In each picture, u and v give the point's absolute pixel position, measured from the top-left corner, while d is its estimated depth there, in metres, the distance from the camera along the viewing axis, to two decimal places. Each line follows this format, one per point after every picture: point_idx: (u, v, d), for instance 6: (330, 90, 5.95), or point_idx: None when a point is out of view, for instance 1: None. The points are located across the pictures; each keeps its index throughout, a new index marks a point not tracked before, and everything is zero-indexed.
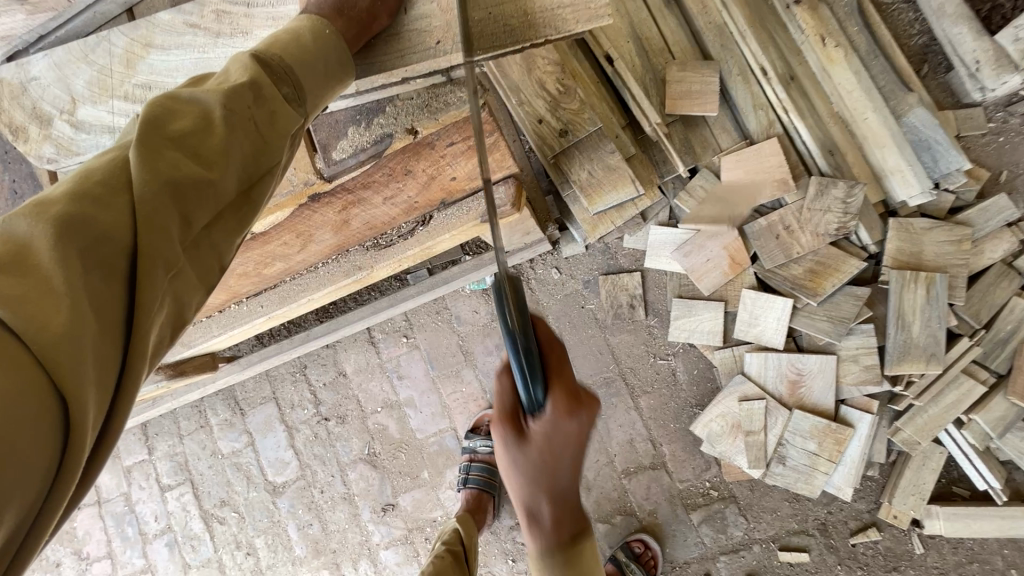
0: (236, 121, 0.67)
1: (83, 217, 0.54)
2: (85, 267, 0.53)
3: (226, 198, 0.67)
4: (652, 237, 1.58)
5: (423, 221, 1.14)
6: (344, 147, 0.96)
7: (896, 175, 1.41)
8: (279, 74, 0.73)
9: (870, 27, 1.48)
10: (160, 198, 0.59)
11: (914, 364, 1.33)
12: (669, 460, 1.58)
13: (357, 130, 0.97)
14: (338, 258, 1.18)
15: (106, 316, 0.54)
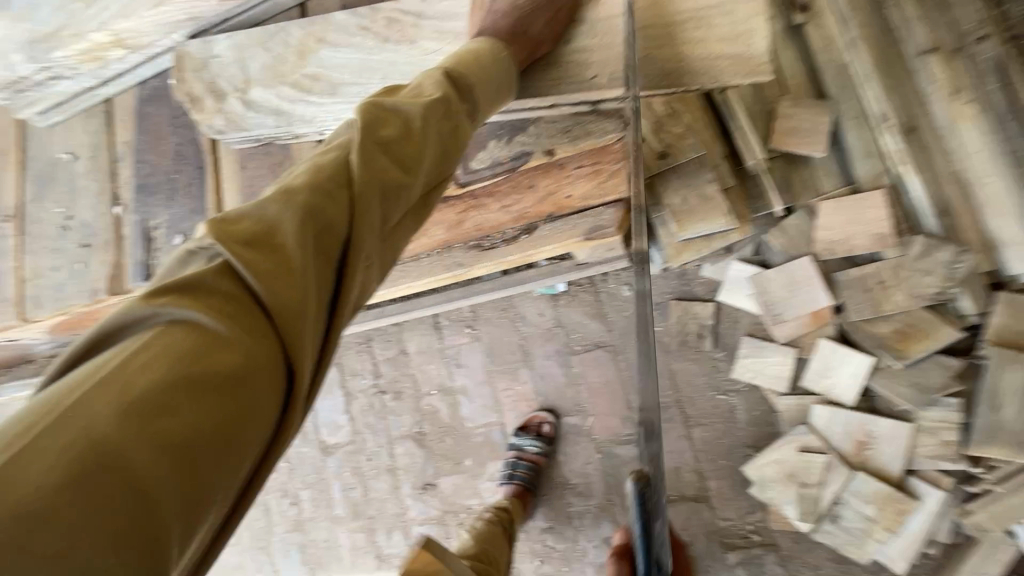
0: (429, 130, 0.77)
1: (315, 207, 0.66)
2: (314, 246, 0.65)
3: (412, 199, 0.77)
4: (732, 270, 1.57)
5: (528, 231, 1.18)
6: (484, 157, 1.11)
7: (1013, 246, 1.33)
8: (465, 93, 0.82)
9: (1008, 87, 1.40)
10: (371, 195, 0.70)
11: (1001, 449, 1.26)
12: (714, 495, 1.56)
13: (498, 143, 1.10)
14: (441, 253, 1.22)
15: (324, 290, 0.66)
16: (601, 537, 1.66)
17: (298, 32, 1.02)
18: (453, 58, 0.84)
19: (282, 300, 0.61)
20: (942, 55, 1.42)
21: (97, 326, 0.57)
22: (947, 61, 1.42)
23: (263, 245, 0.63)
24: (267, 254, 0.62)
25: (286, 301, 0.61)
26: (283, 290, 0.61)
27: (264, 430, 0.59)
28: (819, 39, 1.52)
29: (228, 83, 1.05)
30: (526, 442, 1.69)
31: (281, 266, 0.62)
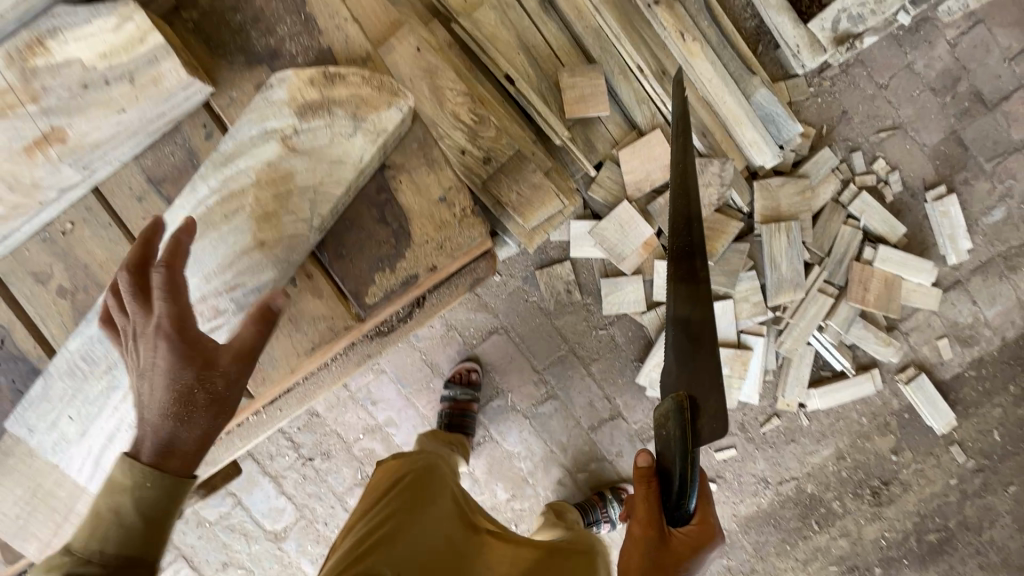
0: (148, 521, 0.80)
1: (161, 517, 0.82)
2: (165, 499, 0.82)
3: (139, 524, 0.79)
4: (574, 230, 1.81)
5: (417, 304, 1.24)
6: (376, 292, 1.09)
7: (753, 146, 1.73)
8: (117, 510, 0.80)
9: (716, 20, 1.73)
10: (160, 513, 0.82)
11: (787, 293, 1.74)
12: (623, 408, 1.90)
13: (382, 274, 1.09)
14: (348, 353, 1.27)
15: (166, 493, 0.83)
16: (553, 481, 1.92)
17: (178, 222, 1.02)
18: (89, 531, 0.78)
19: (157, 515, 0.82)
20: (665, 4, 1.69)
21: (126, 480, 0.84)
22: (670, 8, 1.69)
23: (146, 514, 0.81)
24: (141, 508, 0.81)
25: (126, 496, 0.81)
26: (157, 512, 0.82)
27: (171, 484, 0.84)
28: (571, 10, 1.70)
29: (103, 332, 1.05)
30: (455, 391, 1.84)
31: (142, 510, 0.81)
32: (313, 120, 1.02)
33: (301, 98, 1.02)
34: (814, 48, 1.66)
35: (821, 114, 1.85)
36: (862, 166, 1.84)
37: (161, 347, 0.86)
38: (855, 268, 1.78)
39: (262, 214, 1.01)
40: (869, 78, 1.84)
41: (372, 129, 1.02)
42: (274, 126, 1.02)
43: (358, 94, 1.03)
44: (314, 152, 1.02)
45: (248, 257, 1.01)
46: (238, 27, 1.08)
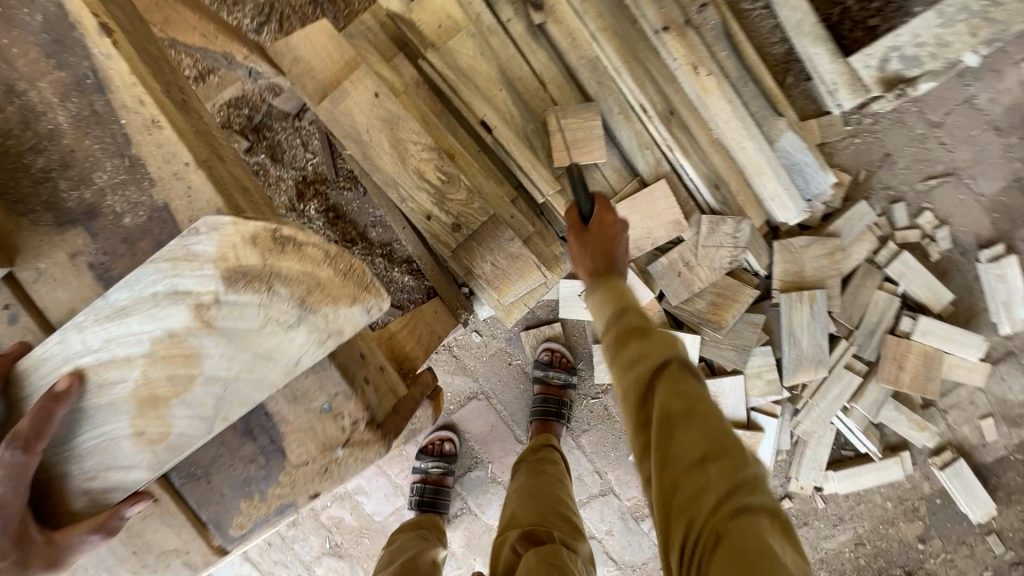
0: None
1: None
2: None
3: None
4: (563, 289, 1.58)
5: None
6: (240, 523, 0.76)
7: (774, 200, 1.48)
8: None
9: (736, 49, 1.46)
10: None
11: (807, 372, 1.50)
12: (616, 483, 1.72)
13: (248, 500, 0.76)
14: None
15: None
16: None
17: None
18: None
19: None
20: (676, 30, 1.41)
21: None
22: (682, 36, 1.42)
23: None
24: None
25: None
26: None
27: None
28: (564, 37, 1.44)
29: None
30: (428, 465, 1.68)
31: None
32: (244, 290, 0.59)
33: (233, 262, 0.57)
34: (855, 87, 1.38)
35: (858, 158, 1.58)
36: (903, 220, 1.57)
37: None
38: (888, 343, 1.53)
39: (139, 404, 0.62)
40: (919, 115, 1.55)
41: (324, 326, 0.61)
42: (181, 288, 0.58)
43: (314, 275, 0.60)
44: (231, 338, 0.60)
45: (117, 454, 0.63)
46: (41, 175, 0.64)
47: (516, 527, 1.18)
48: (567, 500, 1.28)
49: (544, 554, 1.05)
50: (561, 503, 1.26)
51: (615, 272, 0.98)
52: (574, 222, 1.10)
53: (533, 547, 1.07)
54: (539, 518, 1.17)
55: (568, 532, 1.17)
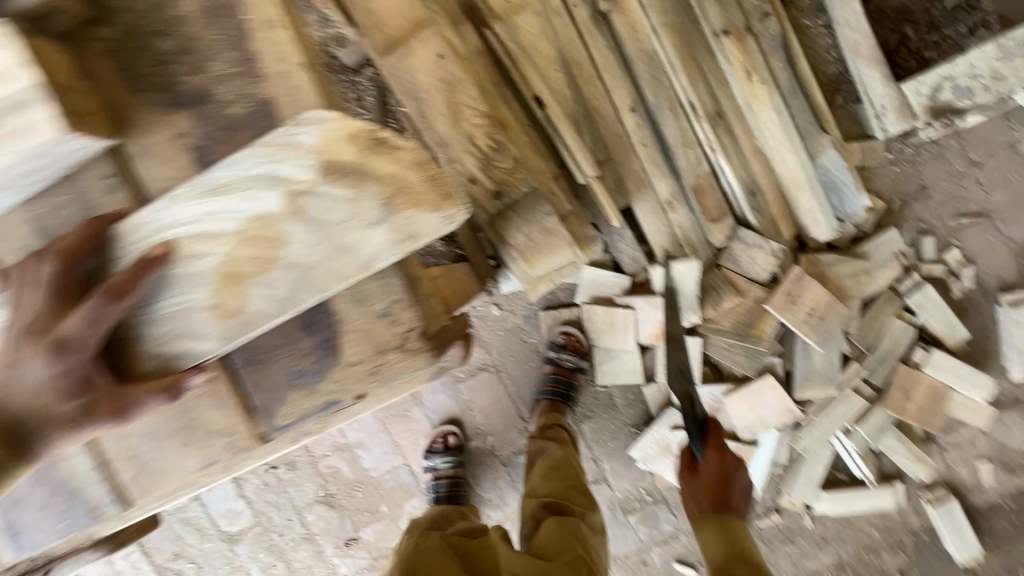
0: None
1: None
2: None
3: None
4: (587, 275, 1.61)
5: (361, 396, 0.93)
6: (286, 417, 0.79)
7: (807, 215, 1.51)
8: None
9: (792, 61, 1.48)
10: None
11: (816, 388, 1.52)
12: (610, 473, 1.75)
13: (295, 393, 0.79)
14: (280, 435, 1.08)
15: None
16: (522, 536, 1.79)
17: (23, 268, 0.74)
18: None
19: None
20: (736, 35, 1.44)
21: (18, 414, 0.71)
22: (741, 41, 1.45)
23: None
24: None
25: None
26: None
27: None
28: (625, 27, 1.47)
29: None
30: (438, 462, 1.71)
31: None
32: (335, 183, 0.64)
33: (332, 153, 0.63)
34: (903, 113, 1.41)
35: (893, 187, 1.60)
36: (930, 253, 1.60)
37: (44, 361, 0.67)
38: (900, 372, 1.55)
39: (224, 276, 0.67)
40: (961, 152, 1.58)
41: (403, 228, 0.67)
42: (277, 169, 0.64)
43: (404, 177, 0.65)
44: (318, 227, 0.66)
45: (189, 323, 0.68)
46: (159, 60, 0.72)
47: (538, 496, 1.30)
48: (580, 469, 1.41)
49: (565, 525, 1.20)
50: (574, 469, 1.39)
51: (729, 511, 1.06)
52: (685, 461, 1.13)
53: (557, 515, 1.22)
54: (559, 492, 1.30)
55: (583, 502, 1.30)
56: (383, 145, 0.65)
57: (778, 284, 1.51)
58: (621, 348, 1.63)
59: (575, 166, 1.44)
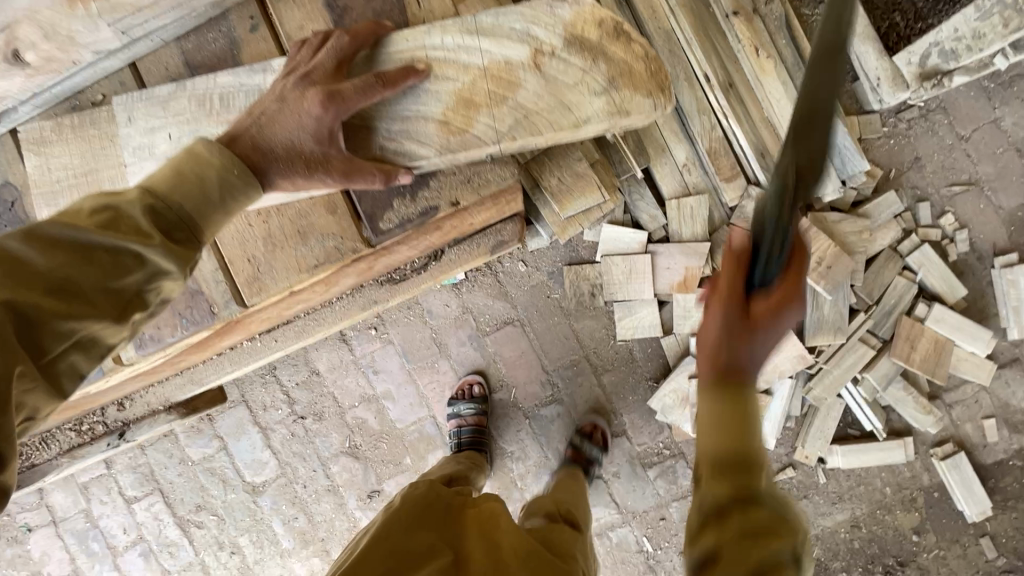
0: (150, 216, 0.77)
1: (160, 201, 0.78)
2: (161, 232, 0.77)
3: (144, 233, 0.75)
4: (606, 233, 1.73)
5: (435, 255, 1.25)
6: (391, 218, 1.07)
7: (813, 175, 1.62)
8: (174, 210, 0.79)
9: (795, 40, 1.66)
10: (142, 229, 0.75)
11: (826, 336, 1.63)
12: (629, 427, 1.81)
13: (402, 201, 1.09)
14: (356, 293, 1.33)
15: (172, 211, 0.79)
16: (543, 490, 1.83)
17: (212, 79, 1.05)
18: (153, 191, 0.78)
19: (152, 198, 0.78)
20: (744, 16, 1.64)
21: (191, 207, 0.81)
22: (749, 22, 1.64)
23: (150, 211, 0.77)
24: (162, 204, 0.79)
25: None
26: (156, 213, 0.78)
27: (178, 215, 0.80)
28: (645, 7, 1.65)
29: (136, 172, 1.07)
30: (463, 409, 1.79)
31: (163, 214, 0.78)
32: (574, 56, 1.00)
33: (577, 33, 1.00)
34: (897, 82, 1.57)
35: (890, 157, 1.74)
36: (927, 218, 1.72)
37: (313, 106, 0.92)
38: (903, 323, 1.66)
39: (460, 99, 1.01)
40: (950, 127, 1.73)
41: (621, 100, 1.00)
42: (535, 38, 1.00)
43: (630, 63, 1.00)
44: (550, 79, 1.00)
45: (417, 125, 1.02)
46: None
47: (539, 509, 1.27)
48: (579, 503, 1.36)
49: (559, 532, 1.14)
50: (572, 503, 1.33)
51: (740, 377, 0.80)
52: (736, 291, 0.86)
53: (555, 522, 1.18)
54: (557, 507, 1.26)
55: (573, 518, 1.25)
56: (623, 38, 1.00)
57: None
58: (641, 298, 1.74)
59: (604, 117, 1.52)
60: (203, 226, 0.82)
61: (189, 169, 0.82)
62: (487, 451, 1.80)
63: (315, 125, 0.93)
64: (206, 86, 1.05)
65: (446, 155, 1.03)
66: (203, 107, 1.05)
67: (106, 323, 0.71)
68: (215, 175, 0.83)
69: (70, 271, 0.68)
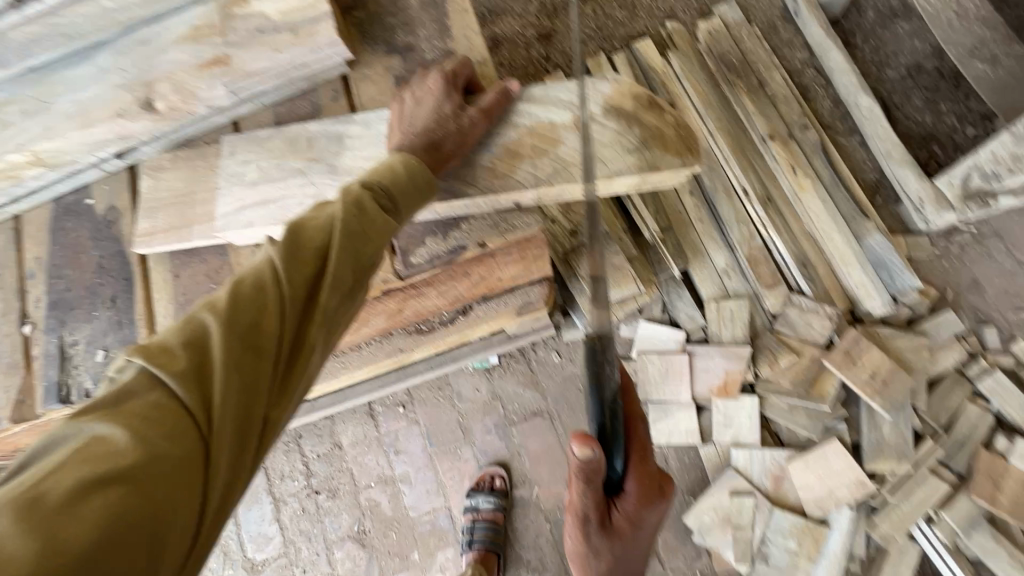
0: (247, 342, 0.61)
1: (228, 342, 0.60)
2: (259, 340, 0.62)
3: (248, 365, 0.61)
4: (642, 330, 1.69)
5: (464, 310, 1.10)
6: (422, 253, 0.96)
7: (859, 288, 1.58)
8: (387, 204, 0.73)
9: (832, 162, 1.70)
10: (238, 354, 0.60)
11: (887, 460, 1.47)
12: (661, 548, 1.63)
13: (434, 239, 0.97)
14: (381, 340, 1.12)
15: (258, 332, 0.62)
16: None
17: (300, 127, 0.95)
18: (254, 299, 0.63)
19: (243, 316, 0.62)
20: (780, 140, 1.68)
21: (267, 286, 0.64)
22: (785, 145, 1.68)
23: (253, 322, 0.62)
24: (242, 327, 0.61)
25: (200, 409, 0.58)
26: (230, 349, 0.60)
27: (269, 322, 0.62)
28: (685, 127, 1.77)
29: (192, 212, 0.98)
30: (481, 502, 1.67)
31: (252, 337, 0.61)
32: (611, 119, 0.83)
33: (614, 101, 0.84)
34: (940, 203, 1.58)
35: (945, 277, 1.67)
36: (995, 343, 1.60)
37: (437, 85, 0.84)
38: (982, 458, 1.48)
39: (504, 152, 0.84)
40: (1008, 252, 1.67)
41: (651, 159, 0.81)
42: (576, 100, 0.85)
43: (661, 128, 0.83)
44: (587, 143, 0.83)
45: (462, 169, 0.85)
46: (387, 70, 1.08)
47: None
48: None
49: None
50: None
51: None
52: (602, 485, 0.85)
53: None
54: None
55: None
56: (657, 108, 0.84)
57: (834, 346, 1.56)
58: (677, 400, 1.64)
59: (638, 207, 1.62)
60: (409, 209, 0.76)
61: (374, 172, 0.75)
62: (500, 556, 1.65)
63: (412, 143, 0.80)
64: (299, 128, 0.96)
65: (480, 206, 0.89)
66: (291, 145, 0.94)
67: (316, 326, 0.65)
68: (405, 170, 0.76)
69: (226, 377, 0.59)
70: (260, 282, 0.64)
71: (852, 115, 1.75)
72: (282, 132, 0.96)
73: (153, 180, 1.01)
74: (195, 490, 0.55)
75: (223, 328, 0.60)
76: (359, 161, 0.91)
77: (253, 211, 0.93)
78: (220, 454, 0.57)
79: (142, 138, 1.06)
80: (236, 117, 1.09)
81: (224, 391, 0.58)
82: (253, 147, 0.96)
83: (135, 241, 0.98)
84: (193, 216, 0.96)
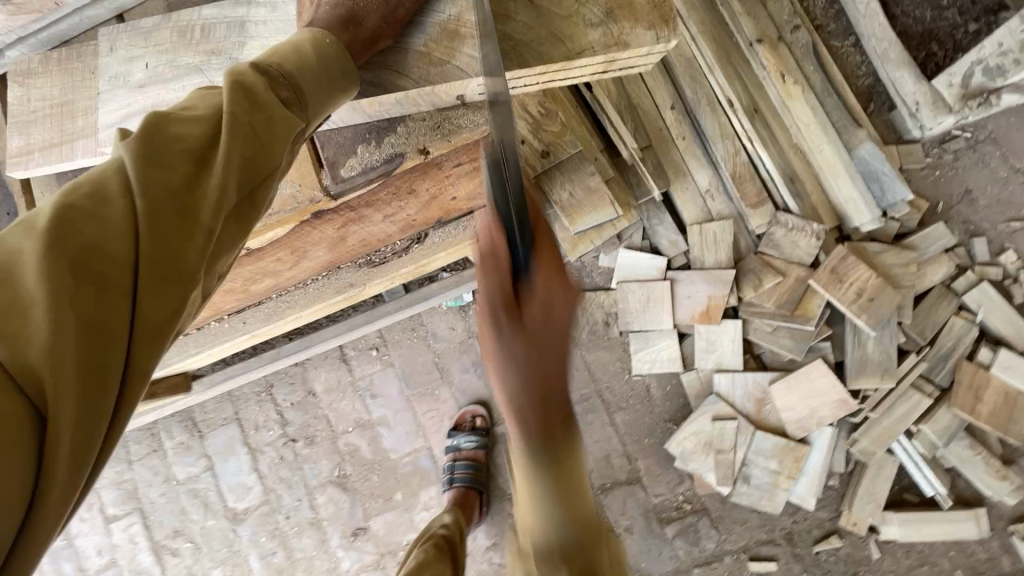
0: (85, 267, 0.46)
1: (53, 265, 0.45)
2: (104, 261, 0.47)
3: (90, 295, 0.46)
4: (623, 258, 1.60)
5: (418, 238, 1.02)
6: (352, 166, 0.82)
7: (847, 203, 1.50)
8: (283, 98, 0.60)
9: (824, 66, 1.55)
10: (74, 281, 0.45)
11: (870, 378, 1.45)
12: (644, 474, 1.64)
13: (366, 148, 0.83)
14: (328, 275, 1.04)
15: (103, 252, 0.47)
16: None
17: (195, 17, 0.79)
18: (91, 210, 0.48)
19: (74, 232, 0.46)
20: (768, 43, 1.52)
21: (115, 193, 0.49)
22: (773, 47, 1.52)
23: (91, 238, 0.47)
24: (76, 247, 0.46)
25: (20, 357, 0.43)
26: (59, 275, 0.45)
27: (118, 240, 0.48)
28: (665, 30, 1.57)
29: (76, 129, 0.83)
30: (462, 441, 1.66)
31: (91, 260, 0.46)
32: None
33: None
34: (937, 106, 1.47)
35: (936, 189, 1.59)
36: (984, 254, 1.55)
37: None
38: (965, 370, 1.46)
39: (444, 34, 0.70)
40: (1003, 159, 1.58)
41: (619, 36, 0.69)
42: None
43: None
44: (543, 19, 0.69)
45: (396, 59, 0.71)
46: None
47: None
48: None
49: None
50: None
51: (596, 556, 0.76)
52: None
53: None
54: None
55: None
56: None
57: (821, 264, 1.49)
58: (658, 328, 1.58)
59: (614, 122, 1.44)
60: (316, 104, 0.64)
61: (265, 59, 0.61)
62: (482, 492, 1.64)
63: (332, 23, 0.67)
64: (194, 16, 0.80)
65: (416, 102, 0.76)
66: (186, 38, 0.79)
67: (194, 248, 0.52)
68: (311, 57, 0.63)
69: (57, 314, 0.44)
70: (104, 192, 0.49)
71: (847, 12, 1.59)
72: (174, 22, 0.80)
73: (24, 91, 0.85)
74: (27, 461, 0.42)
75: (45, 252, 0.45)
76: (265, 54, 0.76)
77: (143, 119, 0.80)
78: (61, 411, 0.44)
79: (6, 38, 0.91)
80: (118, 9, 0.93)
81: (55, 334, 0.44)
82: (142, 47, 0.81)
83: (7, 165, 0.84)
84: (75, 129, 0.83)
